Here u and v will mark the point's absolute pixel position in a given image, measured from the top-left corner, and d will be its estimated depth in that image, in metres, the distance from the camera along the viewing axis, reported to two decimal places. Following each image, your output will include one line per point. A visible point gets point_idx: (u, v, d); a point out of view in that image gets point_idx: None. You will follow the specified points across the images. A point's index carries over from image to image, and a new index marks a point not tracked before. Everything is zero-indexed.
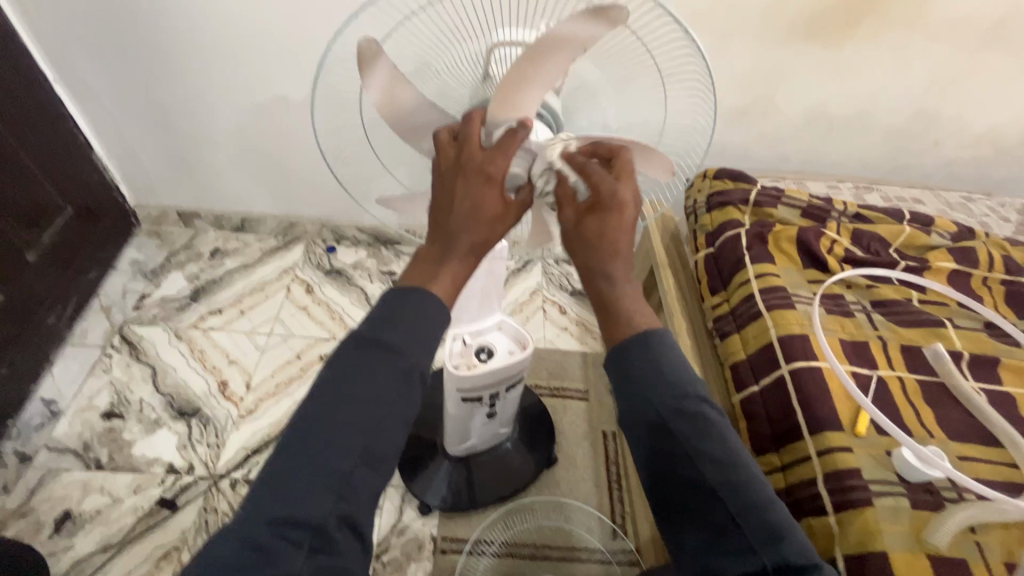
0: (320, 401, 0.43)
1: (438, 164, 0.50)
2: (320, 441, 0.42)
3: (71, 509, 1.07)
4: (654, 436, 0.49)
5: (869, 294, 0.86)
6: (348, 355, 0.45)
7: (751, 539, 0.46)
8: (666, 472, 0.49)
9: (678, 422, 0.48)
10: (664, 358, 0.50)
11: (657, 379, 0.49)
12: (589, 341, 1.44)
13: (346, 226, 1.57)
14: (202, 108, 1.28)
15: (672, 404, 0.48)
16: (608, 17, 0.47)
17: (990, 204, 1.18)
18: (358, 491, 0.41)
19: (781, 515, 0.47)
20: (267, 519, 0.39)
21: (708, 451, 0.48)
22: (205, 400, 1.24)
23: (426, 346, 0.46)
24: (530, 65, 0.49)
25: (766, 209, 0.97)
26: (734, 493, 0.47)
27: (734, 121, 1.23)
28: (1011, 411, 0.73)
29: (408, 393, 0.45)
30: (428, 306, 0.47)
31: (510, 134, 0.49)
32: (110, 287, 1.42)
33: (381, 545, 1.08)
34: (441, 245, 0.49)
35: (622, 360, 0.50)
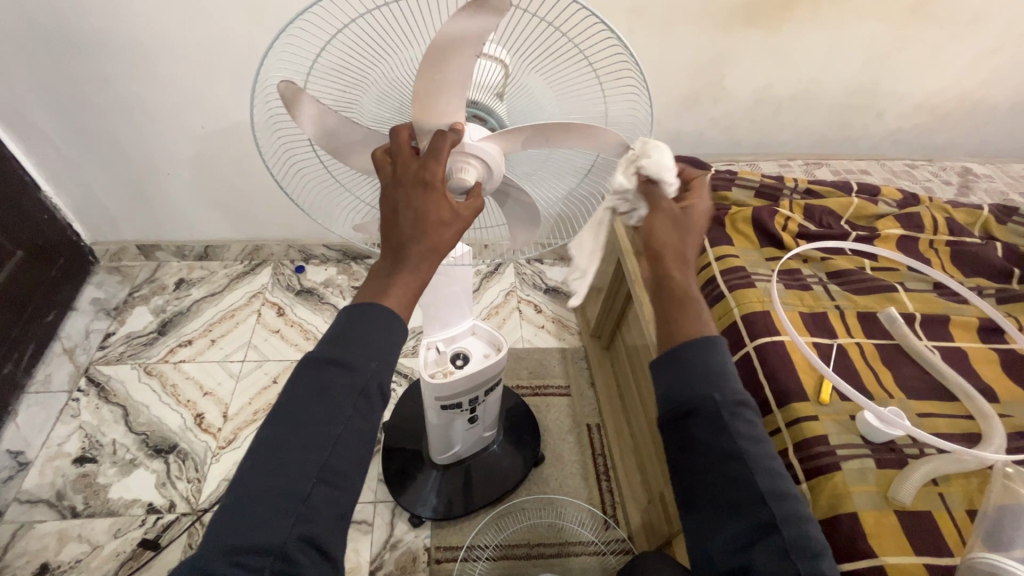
0: (280, 425, 0.43)
1: (379, 180, 0.52)
2: (277, 464, 0.41)
3: (49, 561, 1.03)
4: (709, 434, 0.49)
5: (824, 266, 0.89)
6: (301, 376, 0.45)
7: (786, 540, 0.45)
8: (713, 471, 0.49)
9: (735, 422, 0.49)
10: (724, 364, 0.51)
11: (717, 378, 0.50)
12: (566, 337, 1.46)
13: (313, 245, 1.55)
14: (151, 138, 1.25)
15: (729, 401, 0.50)
16: (490, 6, 0.46)
17: (932, 169, 1.23)
18: (317, 508, 0.41)
19: (817, 533, 0.47)
20: (232, 550, 0.38)
21: (758, 459, 0.49)
22: (181, 435, 1.22)
23: (380, 358, 0.46)
24: (433, 71, 0.50)
25: (721, 193, 1.00)
26: (780, 500, 0.47)
27: (684, 110, 1.26)
28: (964, 365, 0.76)
29: (365, 407, 0.45)
30: (378, 319, 0.47)
31: (439, 138, 0.50)
32: (72, 328, 1.38)
33: (375, 563, 1.07)
34: (391, 259, 0.49)
35: (683, 355, 0.51)
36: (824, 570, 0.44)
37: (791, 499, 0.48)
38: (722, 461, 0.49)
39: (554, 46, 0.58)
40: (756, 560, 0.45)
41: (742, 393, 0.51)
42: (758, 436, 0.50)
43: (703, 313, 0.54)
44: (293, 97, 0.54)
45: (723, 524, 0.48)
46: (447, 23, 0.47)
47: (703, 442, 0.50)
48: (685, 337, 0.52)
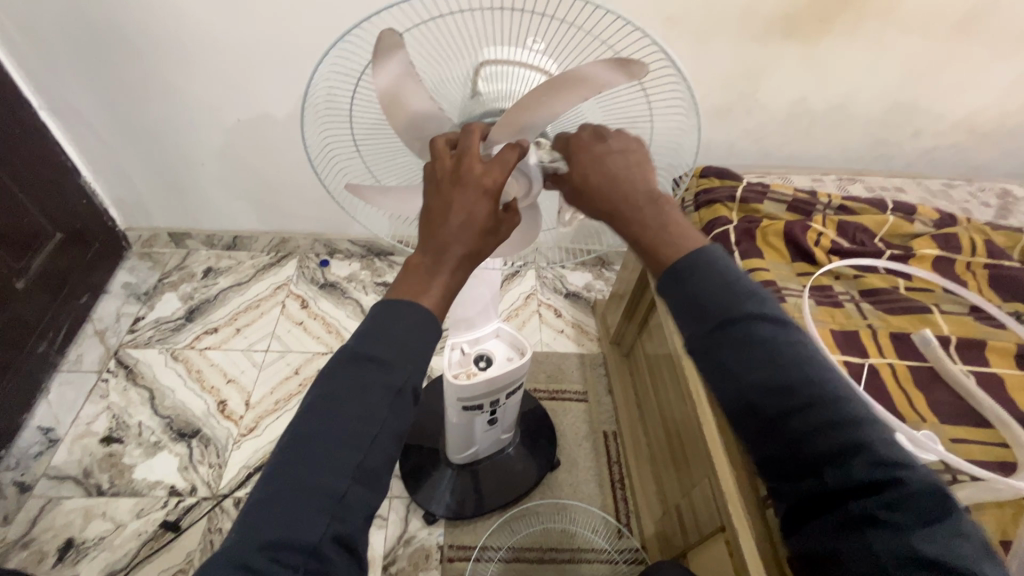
0: (312, 420, 0.42)
1: (434, 171, 0.49)
2: (311, 461, 0.40)
3: (74, 537, 1.06)
4: (704, 362, 0.45)
5: (857, 284, 0.88)
6: (338, 372, 0.44)
7: (815, 461, 0.42)
8: (722, 401, 0.45)
9: (725, 350, 0.44)
10: (707, 278, 0.45)
11: (697, 296, 0.45)
12: (585, 342, 1.46)
13: (338, 240, 1.57)
14: (189, 129, 1.28)
15: (709, 324, 0.44)
16: (631, 69, 0.47)
17: (971, 189, 1.20)
18: (352, 506, 0.41)
19: (858, 436, 0.41)
20: (266, 539, 0.38)
21: (764, 377, 0.43)
22: (205, 421, 1.24)
23: (417, 358, 0.45)
24: (544, 96, 0.49)
25: (753, 205, 0.98)
26: (792, 418, 0.42)
27: (716, 120, 1.26)
28: (1000, 392, 0.74)
29: (400, 408, 0.44)
30: (417, 317, 0.45)
31: (509, 150, 0.49)
32: (104, 311, 1.42)
33: (388, 557, 1.08)
34: (432, 256, 0.47)
35: (673, 277, 0.46)
36: (862, 476, 0.40)
37: (813, 408, 0.42)
38: (725, 395, 0.45)
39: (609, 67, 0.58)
40: (786, 481, 0.44)
41: (729, 302, 0.44)
42: (764, 345, 0.43)
43: (677, 216, 0.50)
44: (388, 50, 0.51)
45: (753, 448, 0.46)
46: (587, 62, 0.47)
47: (707, 380, 0.46)
48: (668, 262, 0.47)
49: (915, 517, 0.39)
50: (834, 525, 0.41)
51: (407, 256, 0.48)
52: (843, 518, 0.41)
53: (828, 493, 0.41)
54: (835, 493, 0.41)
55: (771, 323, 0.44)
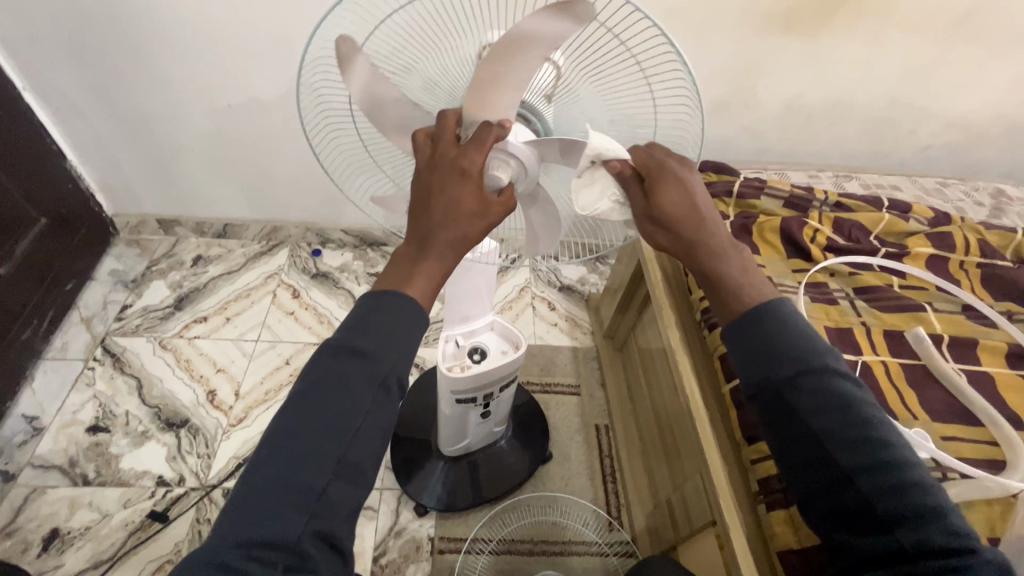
0: (293, 414, 0.40)
1: (415, 164, 0.49)
2: (290, 457, 0.39)
3: (60, 526, 1.05)
4: (779, 411, 0.51)
5: (852, 281, 0.88)
6: (321, 365, 0.42)
7: (888, 519, 0.45)
8: (794, 453, 0.51)
9: (800, 399, 0.49)
10: (784, 331, 0.51)
11: (776, 348, 0.51)
12: (578, 336, 1.46)
13: (331, 229, 1.55)
14: (178, 114, 1.25)
15: (790, 377, 0.50)
16: (575, 12, 0.45)
17: (964, 188, 1.21)
18: (333, 503, 0.39)
19: (927, 499, 0.45)
20: (243, 538, 0.36)
21: (834, 429, 0.48)
22: (193, 410, 1.22)
23: (402, 349, 0.44)
24: (499, 64, 0.48)
25: (749, 201, 0.98)
26: (869, 475, 0.47)
27: (714, 113, 1.25)
28: (990, 391, 0.75)
29: (385, 399, 0.43)
30: (402, 308, 0.44)
31: (484, 130, 0.48)
32: (90, 298, 1.39)
33: (378, 549, 1.08)
34: (416, 245, 0.47)
35: (742, 327, 0.52)
36: (935, 540, 0.43)
37: (885, 467, 0.46)
38: (801, 445, 0.50)
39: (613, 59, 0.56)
40: (854, 536, 0.47)
41: (809, 359, 0.50)
42: (846, 404, 0.49)
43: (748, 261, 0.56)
44: (349, 55, 0.50)
45: (820, 502, 0.50)
46: (529, 15, 0.45)
47: (775, 424, 0.51)
48: (744, 308, 0.53)
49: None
50: None
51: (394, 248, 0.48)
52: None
53: (894, 551, 0.44)
54: (907, 555, 0.44)
55: (847, 383, 0.50)
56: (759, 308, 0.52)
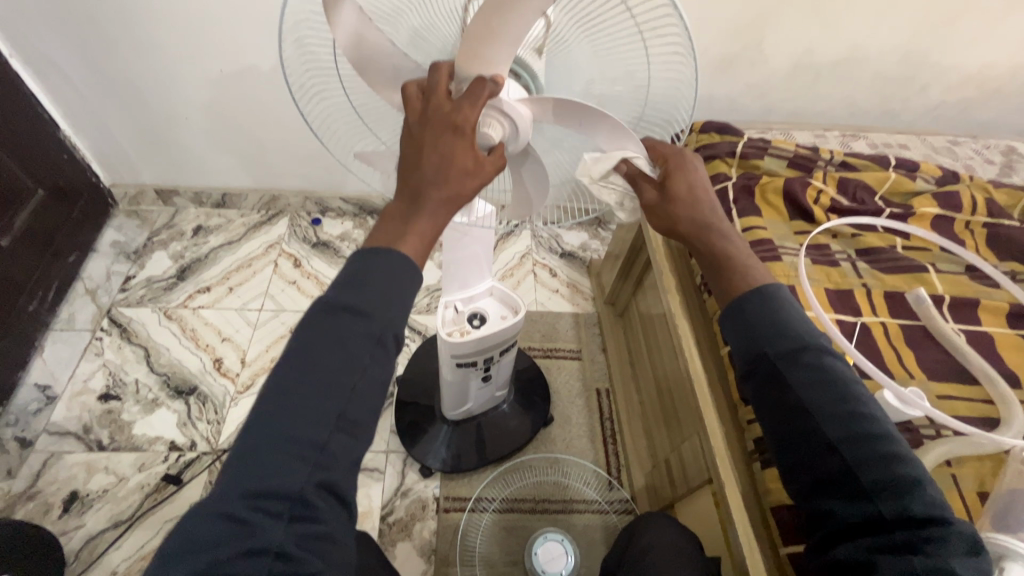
0: (289, 371, 0.41)
1: (406, 118, 0.48)
2: (288, 413, 0.39)
3: (78, 489, 1.08)
4: (772, 382, 0.53)
5: (854, 243, 0.87)
6: (315, 321, 0.43)
7: (869, 488, 0.46)
8: (783, 421, 0.52)
9: (793, 371, 0.52)
10: (780, 312, 0.55)
11: (774, 327, 0.54)
12: (580, 302, 1.46)
13: (330, 198, 1.54)
14: (170, 81, 1.22)
15: (786, 353, 0.53)
16: None
17: (975, 146, 1.18)
18: (333, 456, 0.40)
19: (910, 472, 0.46)
20: (251, 488, 0.37)
21: (823, 402, 0.50)
22: (201, 378, 1.25)
23: (398, 306, 0.44)
24: (493, 17, 0.45)
25: (753, 161, 0.96)
26: (854, 445, 0.48)
27: (719, 72, 1.21)
28: (988, 350, 0.75)
29: (382, 355, 0.43)
30: (396, 265, 0.45)
31: (478, 84, 0.47)
32: (94, 269, 1.40)
33: (386, 508, 1.12)
34: (407, 202, 0.46)
35: (740, 306, 0.57)
36: (913, 510, 0.44)
37: (871, 439, 0.48)
38: (791, 414, 0.52)
39: (609, 10, 0.53)
40: (833, 504, 0.48)
41: (805, 337, 0.53)
42: (838, 380, 0.51)
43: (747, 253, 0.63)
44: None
45: (804, 471, 0.51)
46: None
47: (767, 396, 0.53)
48: (746, 290, 0.58)
49: (953, 551, 0.42)
50: (872, 546, 0.45)
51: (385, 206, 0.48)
52: (878, 544, 0.44)
53: (871, 518, 0.46)
54: (884, 521, 0.45)
55: (840, 361, 0.52)
56: (761, 287, 0.57)
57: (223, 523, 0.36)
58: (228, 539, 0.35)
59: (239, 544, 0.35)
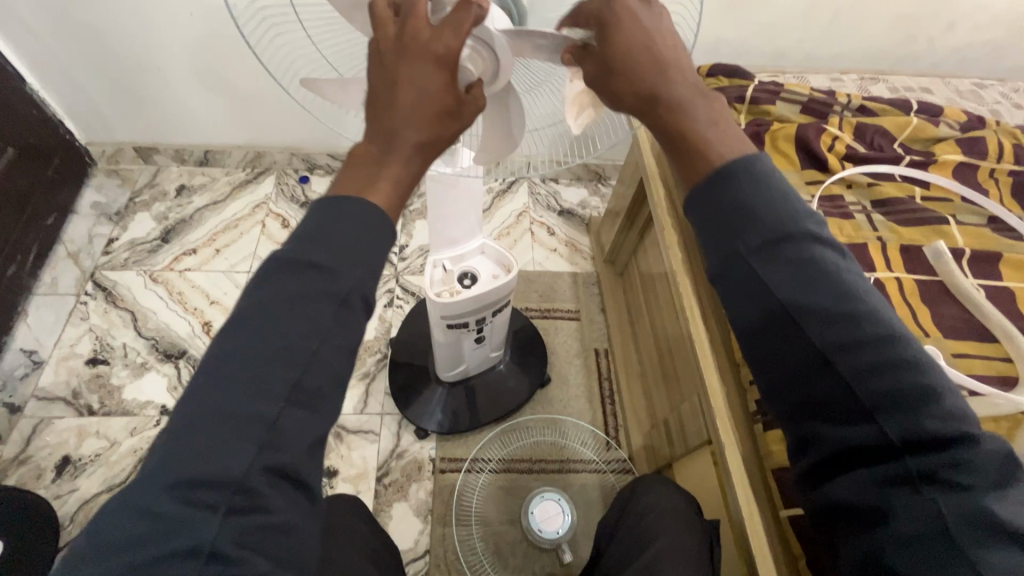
0: (239, 338, 0.37)
1: (375, 43, 0.41)
2: (236, 385, 0.36)
3: (71, 454, 1.08)
4: (751, 286, 0.42)
5: (870, 193, 0.82)
6: (273, 280, 0.38)
7: (870, 407, 0.40)
8: (764, 331, 0.43)
9: (774, 269, 0.42)
10: (751, 190, 0.42)
11: (748, 212, 0.42)
12: (579, 261, 1.42)
13: (318, 154, 1.47)
14: (137, 25, 1.14)
15: (764, 242, 0.42)
16: None
17: (1003, 90, 1.10)
18: (286, 435, 0.36)
19: (916, 381, 0.39)
20: (181, 475, 0.33)
21: (813, 305, 0.41)
22: (190, 342, 1.22)
23: (364, 265, 0.39)
24: None
25: (763, 106, 0.89)
26: (850, 356, 0.40)
27: (729, 9, 1.12)
28: (1009, 306, 0.71)
29: (347, 319, 0.39)
30: (363, 217, 0.40)
31: (462, 10, 0.40)
32: (74, 231, 1.35)
33: (381, 469, 1.11)
34: (378, 144, 0.41)
35: (707, 191, 0.43)
36: (926, 427, 0.38)
37: (871, 345, 0.40)
38: (776, 323, 0.42)
39: None
40: (828, 429, 0.42)
41: (788, 221, 0.42)
42: (828, 272, 0.41)
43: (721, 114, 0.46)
44: None
45: (792, 390, 0.43)
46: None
47: (742, 302, 0.43)
48: (708, 167, 0.44)
49: (977, 473, 0.38)
50: (882, 477, 0.40)
51: (351, 148, 0.42)
52: (892, 473, 0.39)
53: (877, 442, 0.40)
54: (893, 446, 0.40)
55: (829, 247, 0.42)
56: (730, 160, 0.43)
57: (144, 519, 0.32)
58: (155, 534, 0.32)
59: (169, 537, 0.32)
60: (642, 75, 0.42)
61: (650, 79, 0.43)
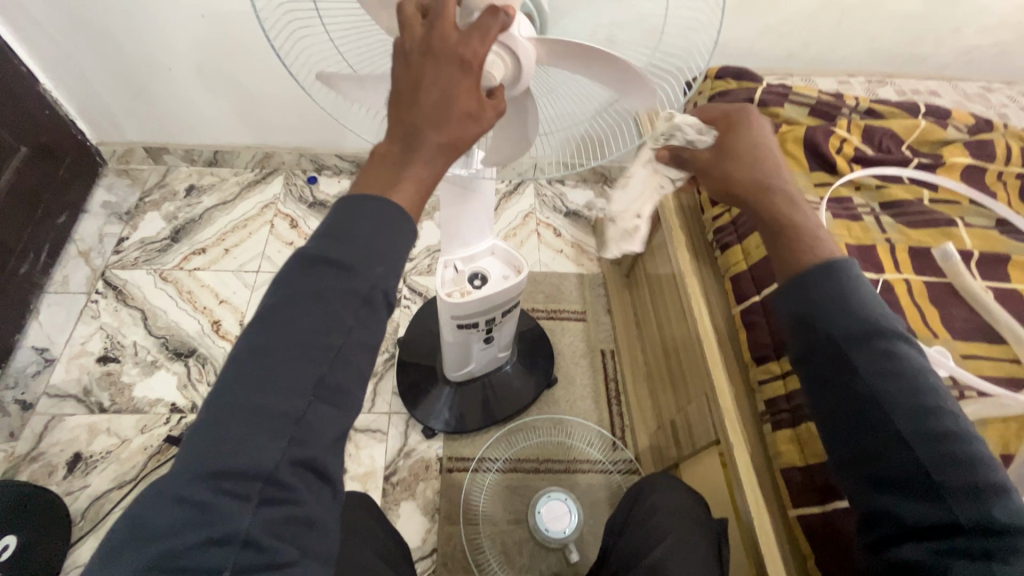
0: (266, 334, 0.37)
1: (403, 43, 0.41)
2: (262, 381, 0.36)
3: (82, 450, 1.09)
4: (838, 367, 0.49)
5: (878, 196, 0.82)
6: (297, 277, 0.39)
7: (943, 489, 0.43)
8: (844, 407, 0.48)
9: (863, 358, 0.47)
10: (845, 292, 0.49)
11: (841, 308, 0.49)
12: (585, 262, 1.42)
13: (326, 155, 1.48)
14: (148, 25, 1.15)
15: (857, 337, 0.48)
16: None
17: (1009, 93, 1.10)
18: (313, 429, 0.37)
19: (991, 476, 0.42)
20: (209, 467, 0.34)
21: (895, 393, 0.46)
22: (200, 340, 1.23)
23: (387, 263, 0.40)
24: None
25: (771, 108, 0.89)
26: (927, 442, 0.44)
27: (737, 12, 1.12)
28: (1017, 308, 0.71)
29: (370, 316, 0.40)
30: (385, 217, 0.40)
31: (490, 17, 0.41)
32: (85, 231, 1.36)
33: (389, 468, 1.12)
34: (401, 144, 0.41)
35: (803, 282, 0.51)
36: (995, 517, 0.41)
37: (947, 437, 0.44)
38: (855, 400, 0.47)
39: None
40: (898, 504, 0.44)
41: (879, 323, 0.48)
42: (913, 370, 0.47)
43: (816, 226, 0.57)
44: None
45: (864, 464, 0.47)
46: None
47: (829, 382, 0.49)
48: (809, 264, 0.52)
49: None
50: (947, 552, 0.41)
51: (374, 147, 0.42)
52: (951, 548, 0.41)
53: (948, 523, 0.42)
54: (962, 528, 0.42)
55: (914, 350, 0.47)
56: (826, 263, 0.51)
57: (178, 508, 0.33)
58: (187, 523, 0.33)
59: (203, 526, 0.33)
60: (757, 176, 0.59)
61: (758, 177, 0.59)
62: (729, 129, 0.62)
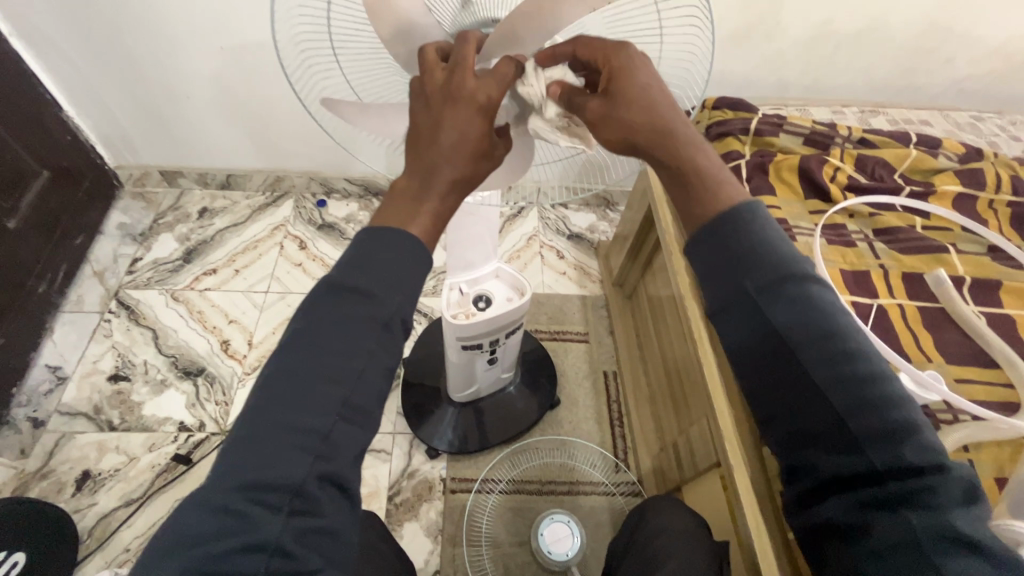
0: (294, 355, 0.40)
1: (426, 86, 0.45)
2: (289, 399, 0.39)
3: (91, 468, 1.10)
4: (798, 383, 0.46)
5: (872, 223, 0.85)
6: (322, 304, 0.41)
7: (919, 519, 0.41)
8: (811, 427, 0.46)
9: (825, 376, 0.45)
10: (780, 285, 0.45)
11: (795, 314, 0.45)
12: (588, 284, 1.45)
13: (335, 179, 1.52)
14: (168, 56, 1.20)
15: (821, 352, 0.45)
16: None
17: (1000, 123, 1.13)
18: (337, 446, 0.39)
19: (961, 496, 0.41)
20: (243, 479, 0.36)
21: (860, 413, 0.44)
22: (209, 359, 1.25)
23: (405, 291, 0.43)
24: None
25: (767, 138, 0.93)
26: (897, 465, 0.42)
27: (733, 45, 1.17)
28: (1010, 333, 0.73)
29: (390, 340, 0.42)
30: (404, 249, 0.43)
31: (505, 68, 0.46)
32: (100, 252, 1.40)
33: (393, 489, 1.12)
34: (420, 177, 0.43)
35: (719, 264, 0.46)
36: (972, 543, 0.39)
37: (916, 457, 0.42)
38: (820, 420, 0.45)
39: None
40: (876, 532, 0.42)
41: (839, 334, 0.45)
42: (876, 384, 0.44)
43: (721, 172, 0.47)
44: None
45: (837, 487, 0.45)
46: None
47: (794, 401, 0.46)
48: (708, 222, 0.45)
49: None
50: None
51: (393, 180, 0.45)
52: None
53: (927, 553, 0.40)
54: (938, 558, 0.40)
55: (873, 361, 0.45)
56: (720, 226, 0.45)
57: (205, 520, 0.35)
58: (219, 531, 0.35)
59: (235, 535, 0.35)
60: (653, 112, 0.44)
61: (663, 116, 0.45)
62: (618, 72, 0.46)
